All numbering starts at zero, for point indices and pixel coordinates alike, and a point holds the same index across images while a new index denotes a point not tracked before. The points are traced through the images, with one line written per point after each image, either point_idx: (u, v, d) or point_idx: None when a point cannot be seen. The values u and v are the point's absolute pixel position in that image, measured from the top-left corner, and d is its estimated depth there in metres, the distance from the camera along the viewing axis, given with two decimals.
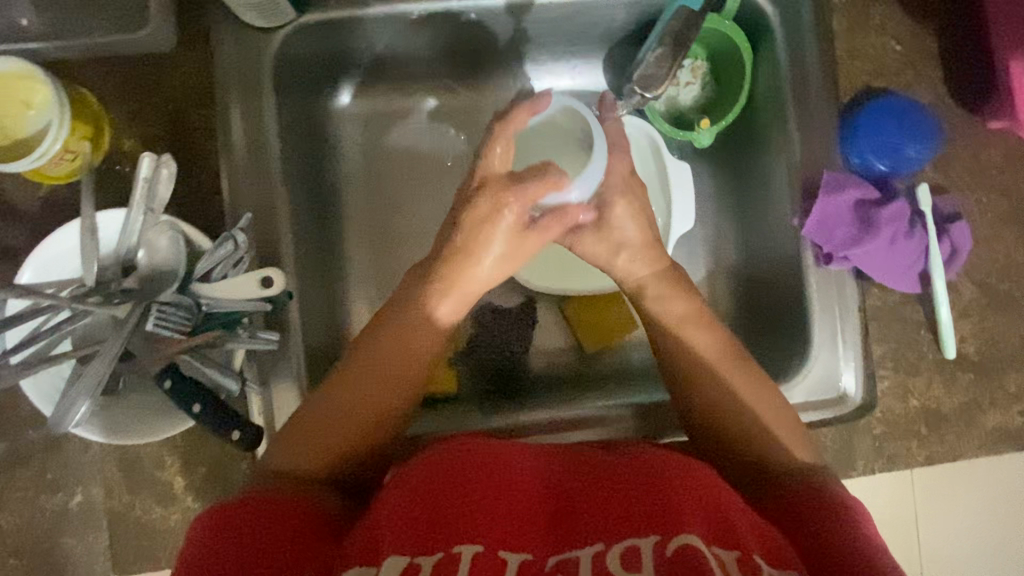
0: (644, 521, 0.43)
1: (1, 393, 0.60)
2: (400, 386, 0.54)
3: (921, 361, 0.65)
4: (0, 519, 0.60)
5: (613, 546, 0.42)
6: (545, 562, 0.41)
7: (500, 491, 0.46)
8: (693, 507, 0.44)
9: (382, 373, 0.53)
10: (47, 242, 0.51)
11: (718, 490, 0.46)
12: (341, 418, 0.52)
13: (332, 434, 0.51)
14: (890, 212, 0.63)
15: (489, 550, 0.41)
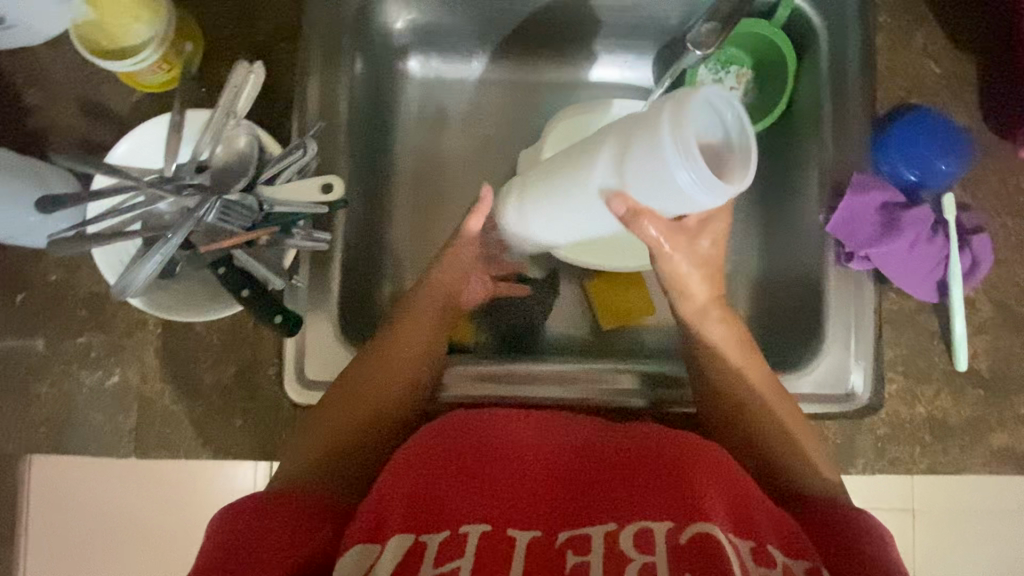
0: (658, 505, 0.47)
1: (65, 270, 0.65)
2: (399, 380, 0.63)
3: (931, 369, 0.67)
4: (41, 387, 0.65)
5: (626, 526, 0.46)
6: (555, 538, 0.46)
7: (501, 467, 0.50)
8: (710, 491, 0.48)
9: (386, 365, 0.63)
10: (139, 129, 0.57)
11: (730, 475, 0.50)
12: (347, 407, 0.60)
13: (338, 421, 0.60)
14: (913, 216, 0.65)
15: (496, 530, 0.46)
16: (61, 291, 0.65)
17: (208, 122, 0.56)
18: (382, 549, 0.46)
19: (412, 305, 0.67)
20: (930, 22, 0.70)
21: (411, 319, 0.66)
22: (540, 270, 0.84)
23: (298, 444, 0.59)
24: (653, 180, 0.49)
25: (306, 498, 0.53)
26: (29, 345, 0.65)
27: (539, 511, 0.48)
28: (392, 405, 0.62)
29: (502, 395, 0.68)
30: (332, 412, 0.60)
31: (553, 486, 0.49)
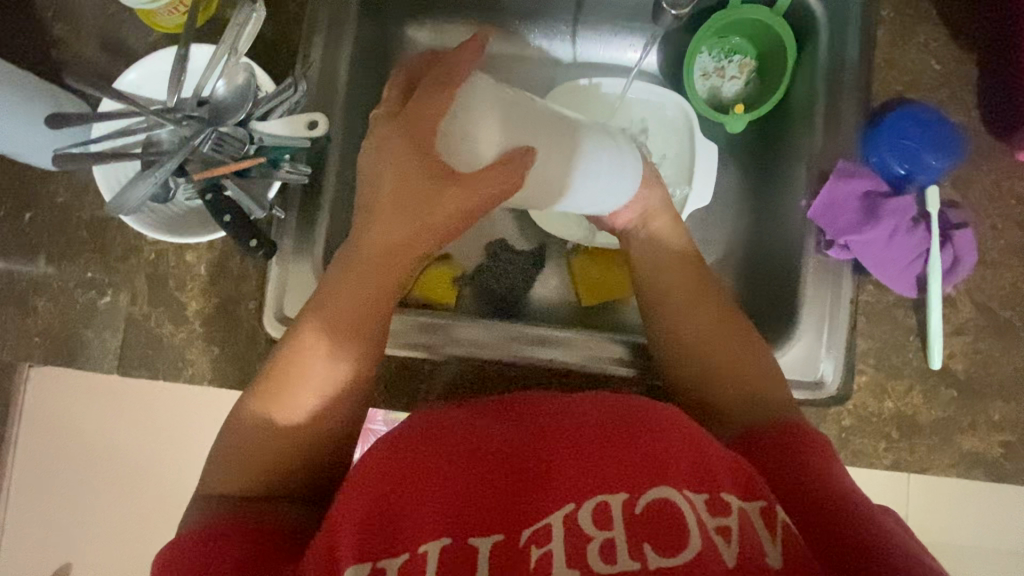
0: (611, 475, 0.44)
1: (72, 194, 0.69)
2: (332, 395, 0.54)
3: (904, 365, 0.66)
4: (38, 301, 0.69)
5: (584, 504, 0.43)
6: (518, 537, 0.42)
7: (448, 474, 0.46)
8: (661, 453, 0.45)
9: (314, 372, 0.54)
10: (148, 58, 0.60)
11: (675, 433, 0.47)
12: (283, 425, 0.53)
13: (275, 444, 0.52)
14: (894, 206, 0.65)
15: (456, 540, 0.43)
16: (67, 212, 0.69)
17: (213, 56, 0.59)
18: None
19: (345, 290, 0.56)
20: (933, 19, 0.69)
21: (343, 317, 0.56)
22: (528, 242, 0.85)
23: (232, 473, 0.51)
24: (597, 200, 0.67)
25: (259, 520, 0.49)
26: (32, 260, 0.69)
27: (491, 508, 0.44)
28: (327, 425, 0.54)
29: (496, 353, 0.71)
30: (263, 435, 0.52)
31: (502, 480, 0.45)
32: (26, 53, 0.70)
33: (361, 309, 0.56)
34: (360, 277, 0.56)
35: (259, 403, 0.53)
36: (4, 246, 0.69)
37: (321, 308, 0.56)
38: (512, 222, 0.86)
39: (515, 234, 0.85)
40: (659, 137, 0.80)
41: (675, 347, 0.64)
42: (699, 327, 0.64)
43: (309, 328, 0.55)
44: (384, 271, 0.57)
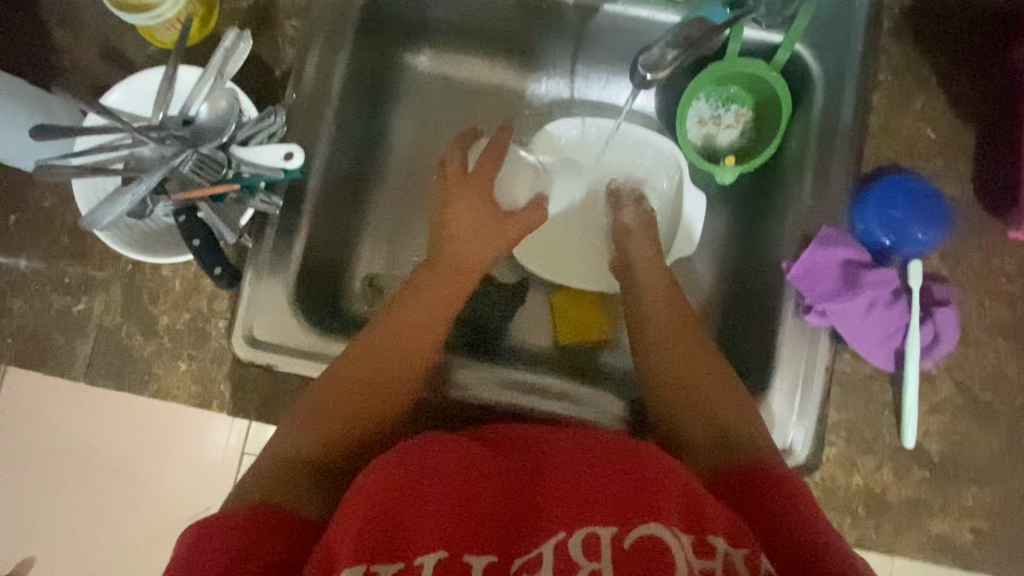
0: (604, 507, 0.42)
1: (57, 199, 0.70)
2: (381, 400, 0.59)
3: (876, 440, 0.64)
4: (14, 302, 0.69)
5: (575, 535, 0.41)
6: (510, 563, 0.41)
7: (447, 493, 0.45)
8: (653, 492, 0.43)
9: (371, 375, 0.60)
10: (135, 76, 0.61)
11: (670, 475, 0.45)
12: (329, 407, 0.57)
13: (319, 425, 0.56)
14: (876, 277, 0.64)
15: (452, 557, 0.41)
16: (51, 217, 0.70)
17: (201, 78, 0.61)
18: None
19: (416, 302, 0.66)
20: (933, 86, 0.68)
21: (410, 330, 0.64)
22: (511, 276, 0.85)
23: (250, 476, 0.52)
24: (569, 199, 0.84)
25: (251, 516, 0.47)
26: (12, 261, 0.70)
27: (489, 529, 0.43)
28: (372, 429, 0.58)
29: (492, 397, 0.70)
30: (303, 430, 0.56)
31: (499, 506, 0.44)
32: (26, 58, 0.71)
33: (435, 307, 0.66)
34: (430, 288, 0.68)
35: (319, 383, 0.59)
36: None
37: (394, 315, 0.64)
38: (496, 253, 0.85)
39: (498, 266, 0.85)
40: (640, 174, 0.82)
41: (677, 388, 0.62)
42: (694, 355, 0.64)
43: (377, 336, 0.63)
44: (451, 286, 0.69)
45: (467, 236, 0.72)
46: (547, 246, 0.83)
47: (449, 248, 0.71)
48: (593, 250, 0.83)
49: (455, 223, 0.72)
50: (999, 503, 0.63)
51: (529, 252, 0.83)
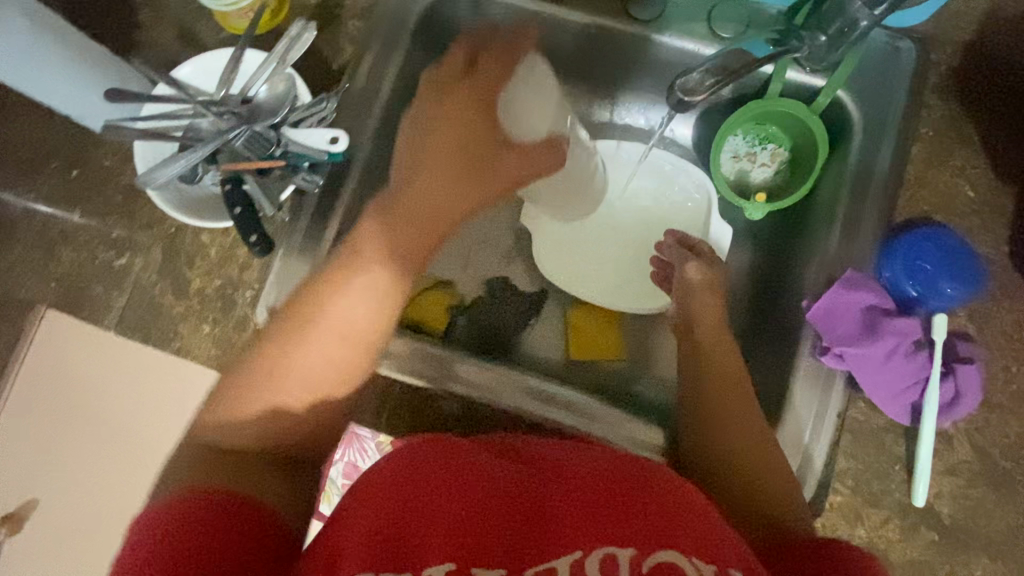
0: (618, 525, 0.40)
1: (117, 160, 0.75)
2: (336, 402, 0.51)
3: (884, 494, 0.62)
4: (64, 251, 0.74)
5: (591, 553, 0.38)
6: None
7: (447, 506, 0.43)
8: (673, 515, 0.41)
9: (315, 379, 0.49)
10: (205, 54, 0.66)
11: (685, 504, 0.42)
12: (275, 383, 0.49)
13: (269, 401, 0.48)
14: (897, 326, 0.62)
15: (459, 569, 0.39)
16: (109, 175, 0.75)
17: (264, 62, 0.65)
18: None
19: (361, 293, 0.50)
20: (975, 144, 0.68)
21: (357, 332, 0.50)
22: (530, 286, 0.86)
23: (199, 466, 0.45)
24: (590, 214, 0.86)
25: (212, 496, 0.43)
26: (68, 213, 0.75)
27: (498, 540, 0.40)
28: (329, 427, 0.51)
29: (497, 400, 0.70)
30: (251, 434, 0.48)
31: (500, 524, 0.42)
32: (111, 30, 0.77)
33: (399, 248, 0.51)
34: (377, 275, 0.51)
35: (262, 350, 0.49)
36: (50, 195, 0.75)
37: (340, 313, 0.49)
38: (518, 262, 0.86)
39: (520, 275, 0.86)
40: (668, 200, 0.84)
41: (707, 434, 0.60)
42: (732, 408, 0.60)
43: (317, 333, 0.49)
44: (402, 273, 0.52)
45: (444, 176, 0.52)
46: (571, 259, 0.85)
47: (398, 212, 0.51)
48: (614, 269, 0.85)
49: (435, 156, 0.52)
50: None
51: (552, 261, 0.84)
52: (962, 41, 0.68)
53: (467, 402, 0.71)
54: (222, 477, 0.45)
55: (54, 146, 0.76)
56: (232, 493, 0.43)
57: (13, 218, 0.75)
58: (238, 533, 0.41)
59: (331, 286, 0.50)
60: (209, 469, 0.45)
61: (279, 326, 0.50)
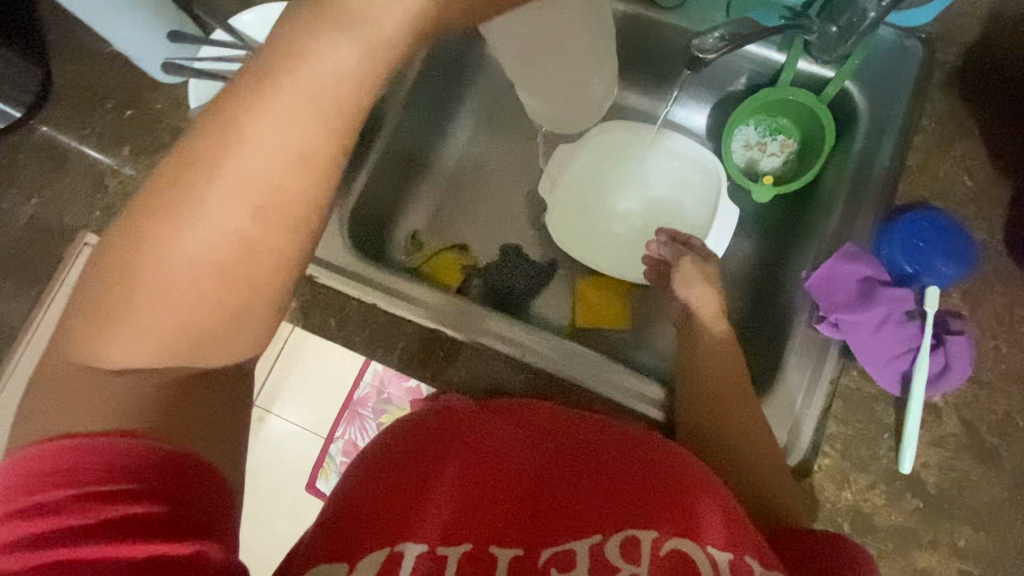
0: (634, 510, 0.44)
1: (167, 105, 0.81)
2: (245, 292, 0.36)
3: (872, 460, 0.64)
4: (110, 183, 0.80)
5: (611, 536, 0.43)
6: (538, 555, 0.43)
7: (469, 489, 0.47)
8: (688, 498, 0.45)
9: (205, 261, 0.34)
10: (262, 7, 0.72)
11: (704, 495, 0.46)
12: (166, 265, 0.35)
13: (164, 296, 0.36)
14: (891, 298, 0.66)
15: (480, 546, 0.44)
16: (158, 117, 0.81)
17: None
18: (361, 565, 0.43)
19: (262, 137, 0.32)
20: (975, 138, 0.71)
21: (265, 191, 0.33)
22: (542, 256, 0.90)
23: (100, 400, 0.37)
24: (602, 192, 0.91)
25: (139, 457, 0.36)
26: (116, 149, 0.80)
27: (518, 522, 0.45)
28: (243, 326, 0.38)
29: (509, 352, 0.71)
30: (135, 338, 0.37)
31: (519, 509, 0.46)
32: None
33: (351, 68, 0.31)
34: (303, 111, 0.31)
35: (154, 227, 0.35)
36: (101, 132, 0.81)
37: (240, 159, 0.32)
38: (531, 233, 0.91)
39: (532, 245, 0.90)
40: (681, 182, 0.88)
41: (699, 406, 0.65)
42: (721, 387, 0.64)
43: (211, 193, 0.33)
44: (330, 107, 0.32)
45: None
46: (585, 233, 0.89)
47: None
48: (621, 246, 0.89)
49: None
50: (993, 551, 0.61)
51: (565, 233, 0.88)
52: (967, 41, 0.72)
53: (492, 356, 0.71)
54: (147, 421, 0.38)
55: (110, 88, 0.82)
56: (139, 448, 0.37)
57: (68, 151, 0.81)
58: (175, 509, 0.37)
59: (226, 117, 0.32)
60: (100, 408, 0.37)
61: (167, 172, 0.35)
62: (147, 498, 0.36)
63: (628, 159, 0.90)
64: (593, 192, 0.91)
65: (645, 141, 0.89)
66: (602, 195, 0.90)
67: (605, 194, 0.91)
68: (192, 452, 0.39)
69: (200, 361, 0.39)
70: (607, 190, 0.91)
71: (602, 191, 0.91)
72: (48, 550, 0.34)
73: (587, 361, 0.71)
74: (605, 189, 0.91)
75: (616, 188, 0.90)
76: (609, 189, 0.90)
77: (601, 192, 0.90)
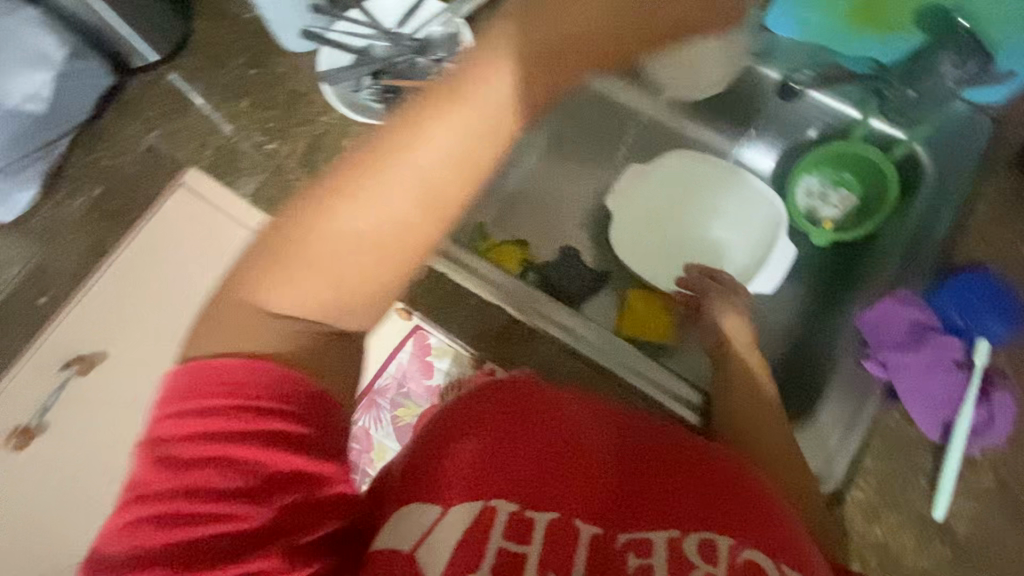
0: (710, 513, 0.45)
1: (287, 69, 0.89)
2: (396, 256, 0.39)
3: (904, 501, 0.65)
4: (228, 129, 0.88)
5: (689, 534, 0.43)
6: (616, 538, 0.43)
7: (549, 458, 0.46)
8: (761, 514, 0.45)
9: (376, 230, 0.38)
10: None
11: (781, 524, 0.46)
12: (340, 234, 0.38)
13: (337, 265, 0.39)
14: (939, 344, 0.68)
15: (564, 518, 0.43)
16: (278, 79, 0.89)
17: (441, 10, 0.80)
18: (447, 514, 0.42)
19: (458, 121, 0.38)
20: None
21: (435, 179, 0.38)
22: (597, 263, 0.94)
23: (258, 340, 0.38)
24: (659, 213, 0.93)
25: (285, 387, 0.37)
26: (238, 100, 0.89)
27: (595, 502, 0.45)
28: (388, 295, 0.41)
29: (558, 336, 0.75)
30: (294, 293, 0.39)
31: (597, 489, 0.46)
32: None
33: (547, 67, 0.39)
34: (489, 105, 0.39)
35: (335, 205, 0.38)
36: (227, 84, 0.90)
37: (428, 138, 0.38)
38: (588, 243, 0.96)
39: (590, 253, 0.95)
40: (737, 214, 0.91)
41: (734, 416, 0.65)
42: (750, 403, 0.65)
43: (394, 165, 0.38)
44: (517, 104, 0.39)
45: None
46: (640, 247, 0.92)
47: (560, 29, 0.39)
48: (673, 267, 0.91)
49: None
50: None
51: (624, 247, 0.91)
52: None
53: (547, 343, 0.75)
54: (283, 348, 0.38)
55: (240, 48, 0.91)
56: (290, 379, 0.38)
57: (193, 97, 0.90)
58: (312, 432, 0.38)
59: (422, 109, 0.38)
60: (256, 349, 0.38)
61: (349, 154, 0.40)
62: (279, 416, 0.37)
63: (686, 187, 0.93)
64: (651, 213, 0.93)
65: (704, 172, 0.92)
66: (659, 216, 0.93)
67: (661, 216, 0.93)
68: (326, 391, 0.39)
69: (342, 329, 0.41)
70: (664, 213, 0.93)
71: (658, 213, 0.93)
72: (195, 448, 0.35)
73: (629, 356, 0.74)
74: (663, 210, 0.93)
75: (671, 212, 0.93)
76: (665, 211, 0.93)
77: (657, 214, 0.93)
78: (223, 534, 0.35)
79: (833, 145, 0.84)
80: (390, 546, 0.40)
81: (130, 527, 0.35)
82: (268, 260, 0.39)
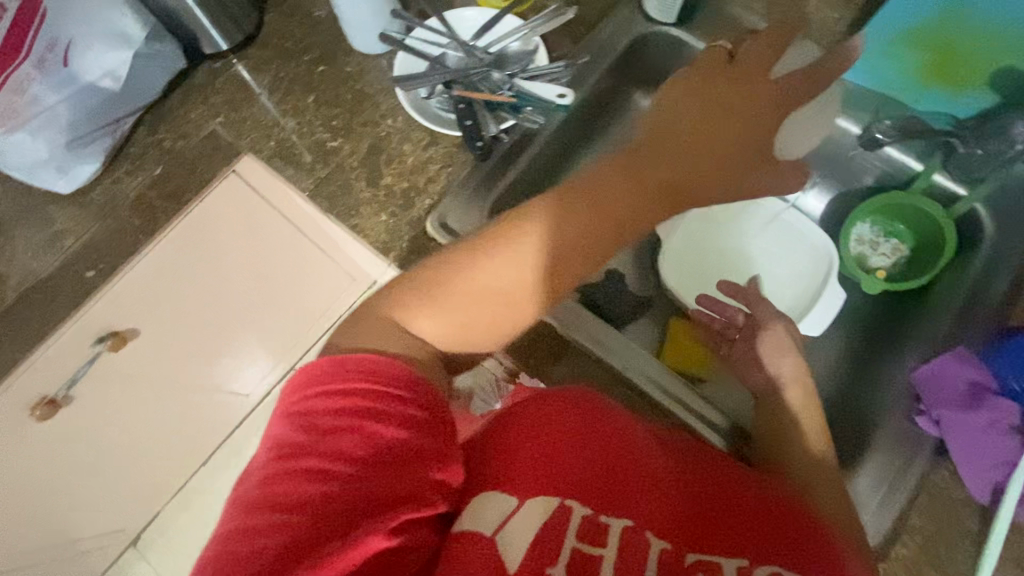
0: (773, 543, 0.46)
1: (355, 70, 0.90)
2: (513, 311, 0.56)
3: (947, 560, 0.64)
4: (292, 123, 0.89)
5: (757, 564, 0.45)
6: (685, 556, 0.45)
7: (614, 470, 0.49)
8: (820, 549, 0.47)
9: (505, 290, 0.55)
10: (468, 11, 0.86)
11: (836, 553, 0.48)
12: (479, 285, 0.55)
13: (472, 303, 0.55)
14: (996, 407, 0.66)
15: (634, 528, 0.46)
16: (346, 78, 0.90)
17: (518, 28, 0.84)
18: (524, 507, 0.46)
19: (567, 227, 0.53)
20: None
21: (555, 263, 0.54)
22: (641, 289, 0.94)
23: (401, 339, 0.53)
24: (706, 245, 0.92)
25: (412, 380, 0.48)
26: (305, 95, 0.90)
27: (663, 517, 0.47)
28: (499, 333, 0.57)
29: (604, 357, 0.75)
30: (435, 319, 0.55)
31: (662, 504, 0.48)
32: None
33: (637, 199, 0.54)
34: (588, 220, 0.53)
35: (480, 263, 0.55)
36: (294, 78, 0.91)
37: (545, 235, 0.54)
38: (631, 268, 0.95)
39: (634, 278, 0.95)
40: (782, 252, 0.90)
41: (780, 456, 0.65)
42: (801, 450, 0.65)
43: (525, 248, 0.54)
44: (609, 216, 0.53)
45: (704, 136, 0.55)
46: (686, 275, 0.90)
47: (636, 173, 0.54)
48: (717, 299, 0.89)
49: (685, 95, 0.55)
50: None
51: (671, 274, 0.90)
52: None
53: (587, 363, 0.76)
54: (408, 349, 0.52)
55: (311, 43, 0.92)
56: (413, 373, 0.49)
57: (260, 87, 0.91)
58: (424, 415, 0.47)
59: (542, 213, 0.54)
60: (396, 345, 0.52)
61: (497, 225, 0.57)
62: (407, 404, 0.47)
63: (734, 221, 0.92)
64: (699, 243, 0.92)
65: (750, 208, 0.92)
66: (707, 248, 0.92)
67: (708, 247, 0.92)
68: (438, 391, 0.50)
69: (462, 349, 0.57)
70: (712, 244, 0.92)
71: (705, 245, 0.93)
72: (342, 419, 0.45)
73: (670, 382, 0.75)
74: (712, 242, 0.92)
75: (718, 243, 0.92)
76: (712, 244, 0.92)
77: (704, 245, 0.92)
78: (349, 493, 0.42)
79: (890, 195, 0.84)
80: (473, 531, 0.45)
81: (282, 480, 0.43)
82: (425, 286, 0.55)
